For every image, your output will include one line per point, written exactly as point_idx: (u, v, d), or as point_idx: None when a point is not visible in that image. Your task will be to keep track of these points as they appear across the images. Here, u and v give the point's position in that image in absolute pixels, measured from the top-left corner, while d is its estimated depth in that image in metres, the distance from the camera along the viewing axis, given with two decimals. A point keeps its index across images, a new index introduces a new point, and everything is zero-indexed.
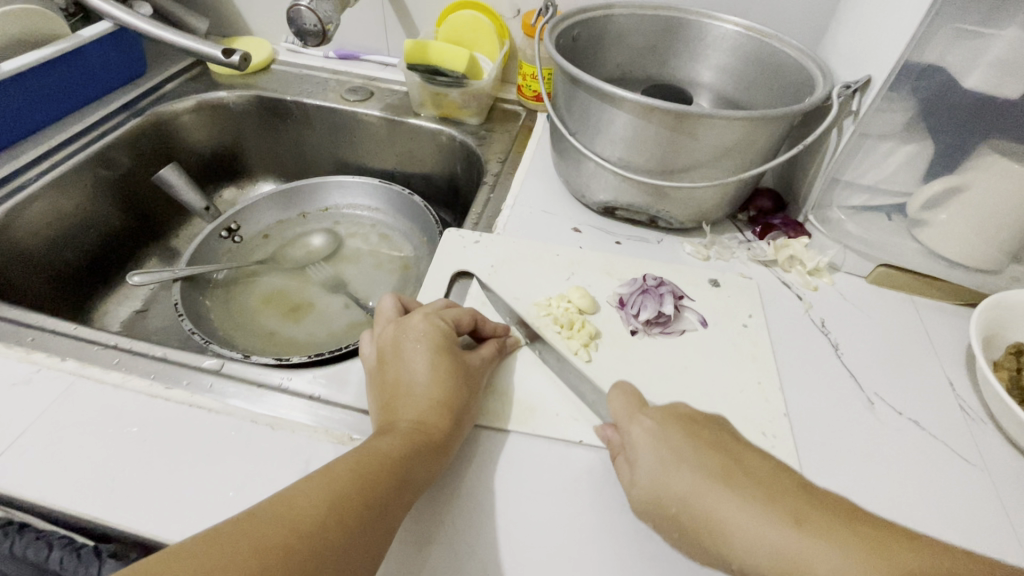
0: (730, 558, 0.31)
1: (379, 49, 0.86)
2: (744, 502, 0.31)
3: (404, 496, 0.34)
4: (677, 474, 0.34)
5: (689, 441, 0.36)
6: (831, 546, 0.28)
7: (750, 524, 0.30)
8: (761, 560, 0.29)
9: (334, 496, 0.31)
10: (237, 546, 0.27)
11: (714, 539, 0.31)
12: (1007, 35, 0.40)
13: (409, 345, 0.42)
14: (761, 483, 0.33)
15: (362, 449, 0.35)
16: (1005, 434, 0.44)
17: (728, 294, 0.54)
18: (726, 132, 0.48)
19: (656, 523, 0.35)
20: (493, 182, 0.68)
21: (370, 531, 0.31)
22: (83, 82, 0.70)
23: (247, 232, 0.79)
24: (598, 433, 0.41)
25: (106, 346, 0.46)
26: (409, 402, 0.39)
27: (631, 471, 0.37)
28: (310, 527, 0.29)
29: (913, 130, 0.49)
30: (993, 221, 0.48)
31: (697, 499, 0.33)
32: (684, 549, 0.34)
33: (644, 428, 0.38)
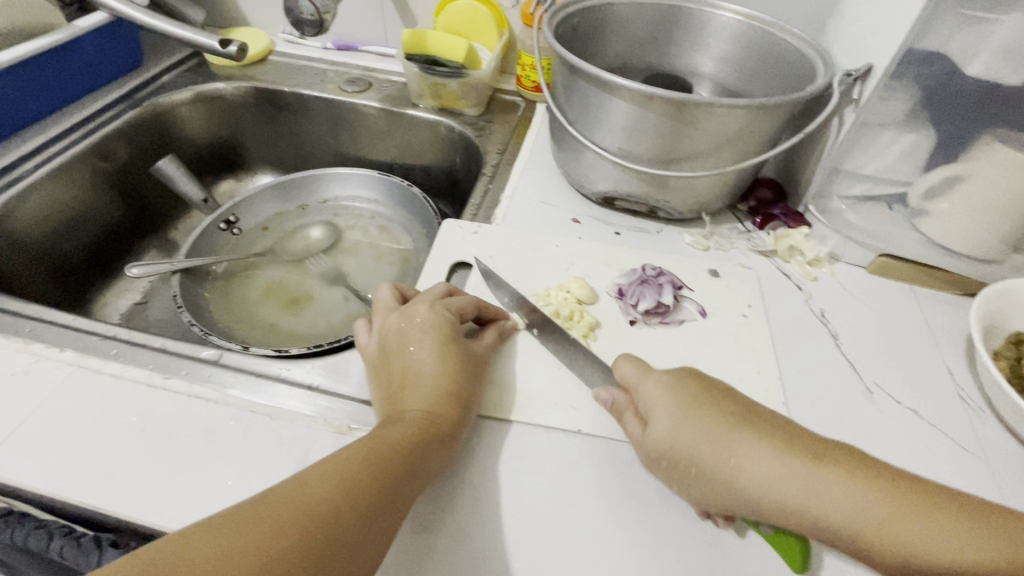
0: (749, 491, 0.33)
1: (377, 39, 0.86)
2: (766, 444, 0.34)
3: (415, 482, 0.34)
4: (697, 422, 0.36)
5: (704, 394, 0.38)
6: (845, 480, 0.31)
7: (770, 460, 0.33)
8: (783, 490, 0.32)
9: (346, 481, 0.31)
10: (252, 527, 0.27)
11: (733, 475, 0.34)
12: (1010, 20, 0.40)
13: (413, 335, 0.42)
14: (776, 426, 0.36)
15: (372, 437, 0.35)
16: (1005, 424, 0.44)
17: (728, 284, 0.54)
18: (728, 121, 0.48)
19: (669, 471, 0.36)
20: (492, 173, 0.67)
21: (381, 517, 0.31)
22: (80, 73, 0.70)
23: (246, 224, 0.79)
24: (596, 398, 0.41)
25: (104, 337, 0.46)
26: (415, 391, 0.39)
27: (640, 427, 0.38)
28: (324, 512, 0.29)
29: (916, 118, 0.49)
30: (995, 211, 0.47)
31: (719, 445, 0.35)
32: (696, 493, 0.35)
33: (660, 383, 0.39)
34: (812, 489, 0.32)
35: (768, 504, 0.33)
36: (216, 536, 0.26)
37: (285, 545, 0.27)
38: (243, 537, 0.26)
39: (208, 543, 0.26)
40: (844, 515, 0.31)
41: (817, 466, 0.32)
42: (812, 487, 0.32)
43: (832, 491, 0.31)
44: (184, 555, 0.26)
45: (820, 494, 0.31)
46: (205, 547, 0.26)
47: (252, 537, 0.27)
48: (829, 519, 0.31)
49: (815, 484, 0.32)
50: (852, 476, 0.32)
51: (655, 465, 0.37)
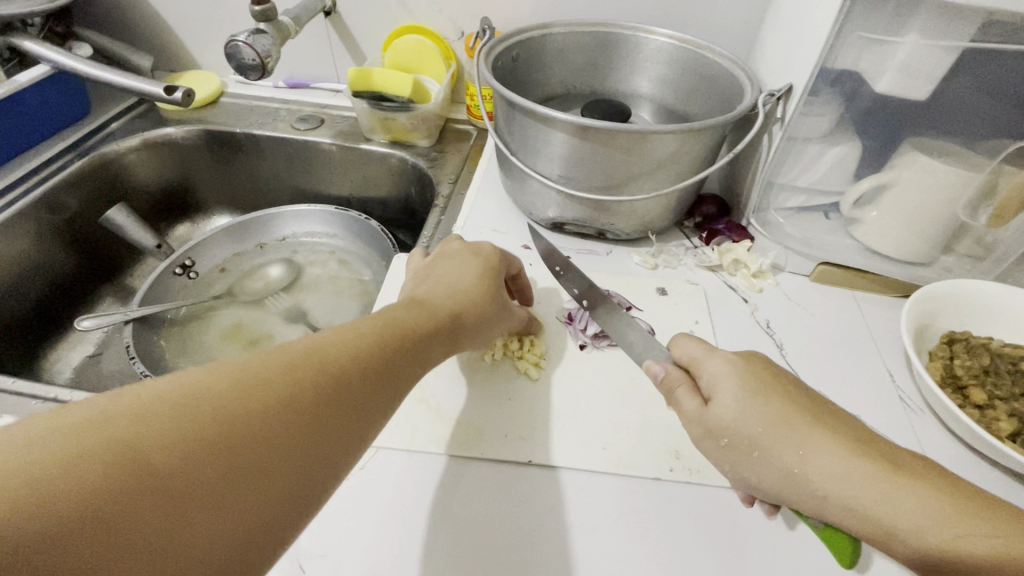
0: (814, 483, 0.31)
1: (328, 76, 0.86)
2: (839, 444, 0.32)
3: (416, 367, 0.35)
4: (766, 406, 0.34)
5: (776, 382, 0.36)
6: (919, 490, 0.29)
7: (842, 462, 0.31)
8: (855, 490, 0.30)
9: (371, 342, 0.32)
10: (276, 366, 0.27)
11: (800, 465, 0.32)
12: (909, 41, 0.42)
13: (459, 257, 0.45)
14: (850, 428, 0.34)
15: (388, 315, 0.35)
16: (943, 423, 0.45)
17: (676, 301, 0.55)
18: (662, 146, 0.50)
19: (727, 450, 0.35)
20: (445, 204, 0.68)
21: (398, 383, 0.32)
22: (23, 127, 0.69)
23: (203, 267, 0.78)
24: (646, 371, 0.40)
25: (45, 399, 0.45)
26: (440, 291, 0.41)
27: (700, 404, 0.37)
28: (349, 363, 0.30)
29: (839, 133, 0.51)
30: (918, 216, 0.50)
31: (786, 432, 0.33)
32: (755, 474, 0.34)
33: (725, 360, 0.37)
34: (885, 495, 0.29)
35: (834, 499, 0.31)
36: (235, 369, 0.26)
37: (310, 382, 0.27)
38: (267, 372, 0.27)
39: (238, 369, 0.26)
40: (912, 524, 0.28)
41: (890, 472, 0.30)
42: (882, 495, 0.29)
43: (907, 500, 0.29)
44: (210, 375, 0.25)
45: (894, 500, 0.29)
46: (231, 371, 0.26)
47: (276, 370, 0.27)
48: (897, 528, 0.29)
49: (887, 492, 0.29)
50: (930, 490, 0.29)
51: (713, 446, 0.36)
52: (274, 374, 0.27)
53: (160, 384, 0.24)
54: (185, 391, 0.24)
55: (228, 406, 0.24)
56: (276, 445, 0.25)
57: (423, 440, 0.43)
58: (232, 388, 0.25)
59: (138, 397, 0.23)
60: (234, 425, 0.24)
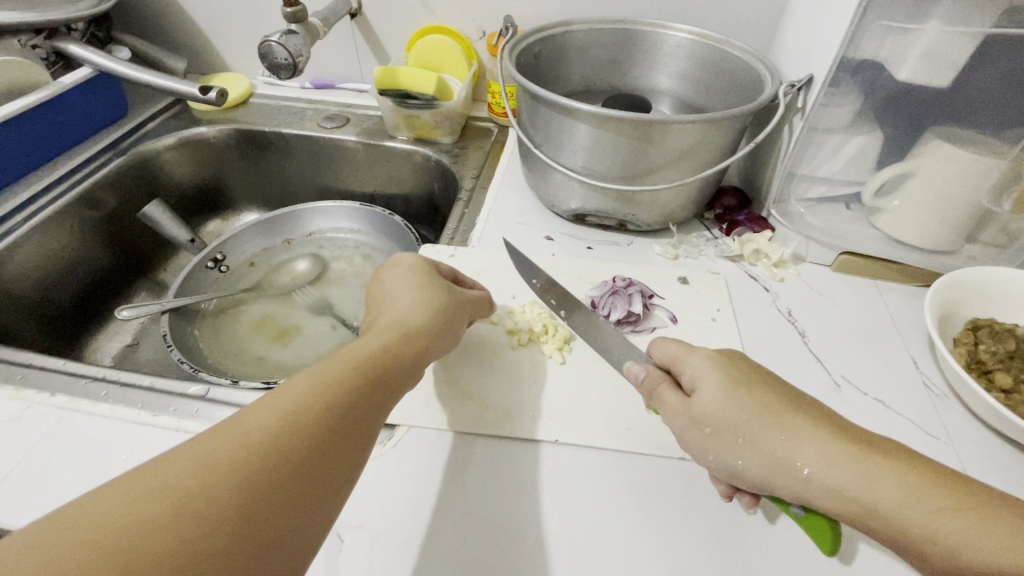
0: (800, 466, 0.32)
1: (353, 76, 0.89)
2: (820, 431, 0.33)
3: (380, 403, 0.35)
4: (748, 397, 0.35)
5: (753, 374, 0.37)
6: (895, 470, 0.30)
7: (824, 448, 0.32)
8: (838, 472, 0.31)
9: (334, 377, 0.33)
10: (244, 432, 0.29)
11: (785, 451, 0.33)
12: (930, 29, 0.43)
13: (397, 278, 0.45)
14: (827, 415, 0.35)
15: (333, 358, 0.35)
16: (968, 407, 0.46)
17: (698, 290, 0.56)
18: (683, 136, 0.50)
19: (711, 439, 0.35)
20: (467, 198, 0.70)
21: (372, 412, 0.34)
22: (67, 127, 0.72)
23: (233, 261, 0.80)
24: (628, 373, 0.41)
25: (94, 380, 0.47)
26: (393, 312, 0.42)
27: (683, 397, 0.37)
28: (318, 408, 0.31)
29: (860, 122, 0.51)
30: (941, 205, 0.50)
31: (764, 422, 0.34)
32: (738, 460, 0.34)
33: (704, 355, 0.38)
34: (866, 474, 0.30)
35: (820, 483, 0.31)
36: (204, 446, 0.28)
37: (278, 448, 0.29)
38: (234, 441, 0.28)
39: (208, 444, 0.28)
40: (891, 502, 0.29)
41: (866, 452, 0.31)
42: (865, 474, 0.30)
43: (884, 479, 0.30)
44: (182, 462, 0.27)
45: (872, 479, 0.30)
46: (203, 448, 0.27)
47: (237, 448, 0.28)
48: (880, 506, 0.30)
49: (866, 470, 0.30)
50: (906, 469, 0.30)
51: (697, 435, 0.36)
52: (242, 441, 0.28)
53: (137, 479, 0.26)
54: (163, 480, 0.26)
55: (212, 480, 0.26)
56: (262, 513, 0.27)
57: (452, 420, 0.44)
58: (187, 478, 0.26)
59: (104, 510, 0.24)
60: (222, 493, 0.26)
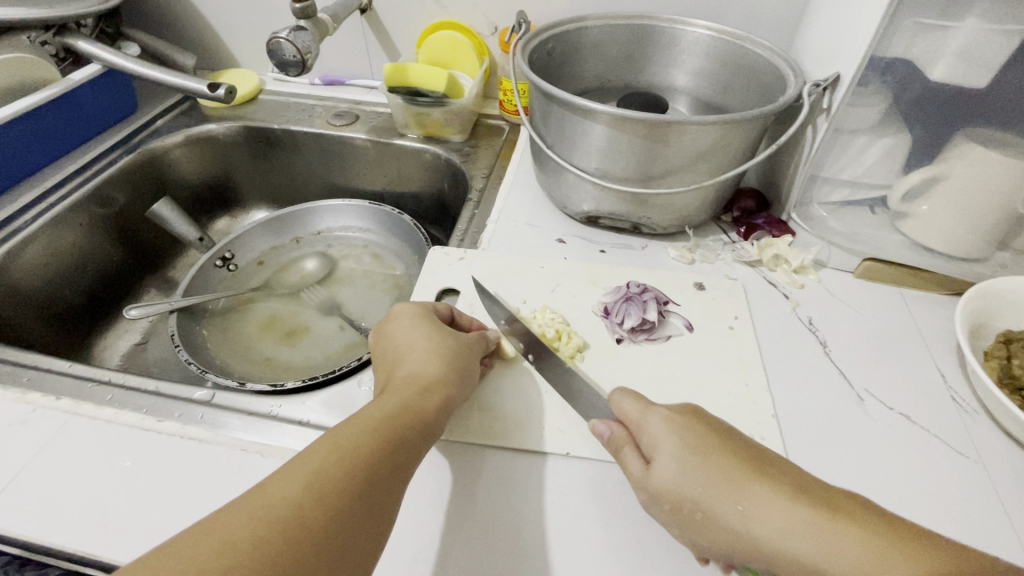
0: (760, 539, 0.31)
1: (363, 72, 0.88)
2: (776, 496, 0.32)
3: (403, 458, 0.34)
4: (704, 464, 0.34)
5: (713, 436, 0.36)
6: (859, 539, 0.28)
7: (782, 516, 0.31)
8: (799, 546, 0.29)
9: (355, 438, 0.33)
10: (268, 504, 0.28)
11: (744, 522, 0.31)
12: (966, 26, 0.40)
13: (401, 327, 0.44)
14: (785, 474, 0.33)
15: (353, 418, 0.35)
16: (998, 423, 0.44)
17: (714, 296, 0.54)
18: (700, 137, 0.49)
19: (672, 516, 0.34)
20: (478, 198, 0.68)
21: (394, 473, 0.33)
22: (76, 124, 0.72)
23: (242, 260, 0.80)
24: (592, 431, 0.40)
25: (99, 382, 0.47)
26: (408, 366, 0.40)
27: (642, 466, 0.36)
28: (341, 475, 0.31)
29: (887, 124, 0.49)
30: (973, 210, 0.48)
31: (722, 492, 0.33)
32: (703, 539, 0.33)
33: (662, 418, 0.37)
34: (828, 545, 0.29)
35: (781, 556, 0.30)
36: (226, 522, 0.27)
37: (305, 517, 0.28)
38: (264, 511, 0.28)
39: (231, 519, 0.27)
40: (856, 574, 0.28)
41: (827, 520, 0.30)
42: (830, 546, 0.29)
43: (850, 550, 0.28)
44: (208, 538, 0.27)
45: (836, 550, 0.28)
46: (225, 524, 0.27)
47: (267, 516, 0.28)
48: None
49: (829, 540, 0.29)
50: (870, 537, 0.28)
51: (659, 509, 0.35)
52: (266, 514, 0.28)
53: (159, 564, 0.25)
54: (183, 562, 0.25)
55: (233, 559, 0.26)
56: None
57: (461, 429, 0.43)
58: (216, 555, 0.26)
59: None
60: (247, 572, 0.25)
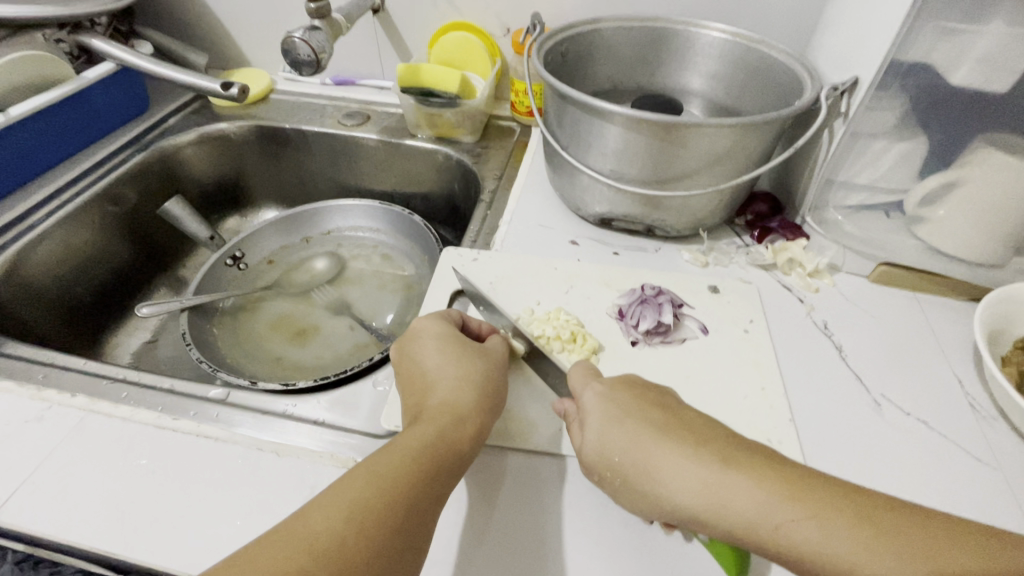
0: (667, 498, 0.32)
1: (374, 73, 0.88)
2: (681, 453, 0.33)
3: (439, 486, 0.34)
4: (625, 429, 0.36)
5: (638, 404, 0.37)
6: (750, 484, 0.30)
7: (682, 471, 0.32)
8: (696, 500, 0.31)
9: (391, 468, 0.33)
10: (309, 537, 0.28)
11: (654, 484, 0.33)
12: (990, 31, 0.40)
13: (426, 347, 0.43)
14: (691, 429, 0.35)
15: (388, 447, 0.35)
16: (1017, 430, 0.43)
17: (729, 299, 0.54)
18: (717, 140, 0.49)
19: (603, 481, 0.36)
20: (490, 199, 0.68)
21: (431, 503, 0.33)
22: (89, 123, 0.72)
23: (252, 259, 0.80)
24: (554, 410, 0.41)
25: (114, 380, 0.47)
26: (438, 391, 0.40)
27: (581, 434, 0.38)
28: (381, 507, 0.30)
29: (906, 128, 0.49)
30: (993, 216, 0.47)
31: (640, 454, 0.34)
32: (633, 505, 0.35)
33: (597, 392, 0.39)
34: (717, 495, 0.31)
35: (686, 512, 0.32)
36: (268, 553, 0.27)
37: (347, 551, 0.28)
38: (305, 544, 0.28)
39: (274, 552, 0.27)
40: (747, 518, 0.30)
41: (726, 470, 0.31)
42: (719, 496, 0.31)
43: (735, 498, 0.30)
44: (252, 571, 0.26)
45: (725, 501, 0.30)
46: (269, 554, 0.27)
47: (309, 548, 0.28)
48: (736, 526, 0.30)
49: (721, 491, 0.31)
50: (762, 480, 0.30)
51: (593, 478, 0.37)
52: (312, 545, 0.28)
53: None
54: None
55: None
56: None
57: None
58: None
59: None
60: None
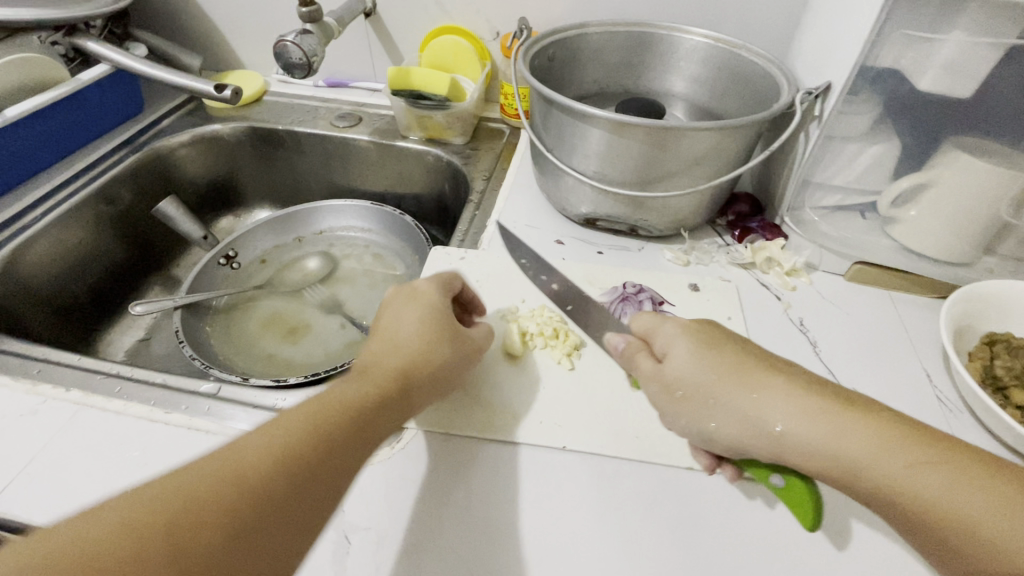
0: (772, 425, 0.34)
1: (366, 75, 0.89)
2: (791, 391, 0.35)
3: (367, 441, 0.35)
4: (719, 360, 0.38)
5: (729, 345, 0.39)
6: (868, 426, 0.32)
7: (792, 406, 0.34)
8: (810, 430, 0.33)
9: (323, 416, 0.34)
10: (231, 464, 0.30)
11: (757, 411, 0.35)
12: (953, 39, 0.42)
13: (404, 307, 0.44)
14: (799, 374, 0.37)
15: (327, 395, 0.36)
16: (981, 422, 0.45)
17: (708, 297, 0.55)
18: (697, 143, 0.50)
19: (682, 402, 0.38)
20: (478, 199, 0.70)
21: (355, 455, 0.34)
22: (83, 123, 0.73)
23: (245, 258, 0.81)
24: (608, 344, 0.44)
25: (107, 375, 0.48)
26: (397, 352, 0.41)
27: (655, 363, 0.41)
28: (304, 449, 0.32)
29: (877, 132, 0.50)
30: (960, 216, 0.49)
31: (736, 388, 0.36)
32: (710, 423, 0.37)
33: (677, 326, 0.41)
34: (832, 430, 0.33)
35: (793, 440, 0.34)
36: (190, 474, 0.29)
37: (260, 484, 0.29)
38: (224, 471, 0.29)
39: (195, 474, 0.29)
40: (864, 455, 0.32)
41: (835, 409, 0.34)
42: (837, 428, 0.33)
43: (852, 432, 0.32)
44: (171, 488, 0.28)
45: (842, 434, 0.32)
46: (189, 474, 0.29)
47: (224, 475, 0.29)
48: (849, 459, 0.32)
49: (836, 427, 0.33)
50: (878, 423, 0.32)
51: (668, 400, 0.39)
52: (225, 478, 0.29)
53: (118, 508, 0.27)
54: (147, 503, 0.27)
55: (184, 517, 0.27)
56: (237, 549, 0.27)
57: (460, 423, 0.44)
58: (170, 505, 0.27)
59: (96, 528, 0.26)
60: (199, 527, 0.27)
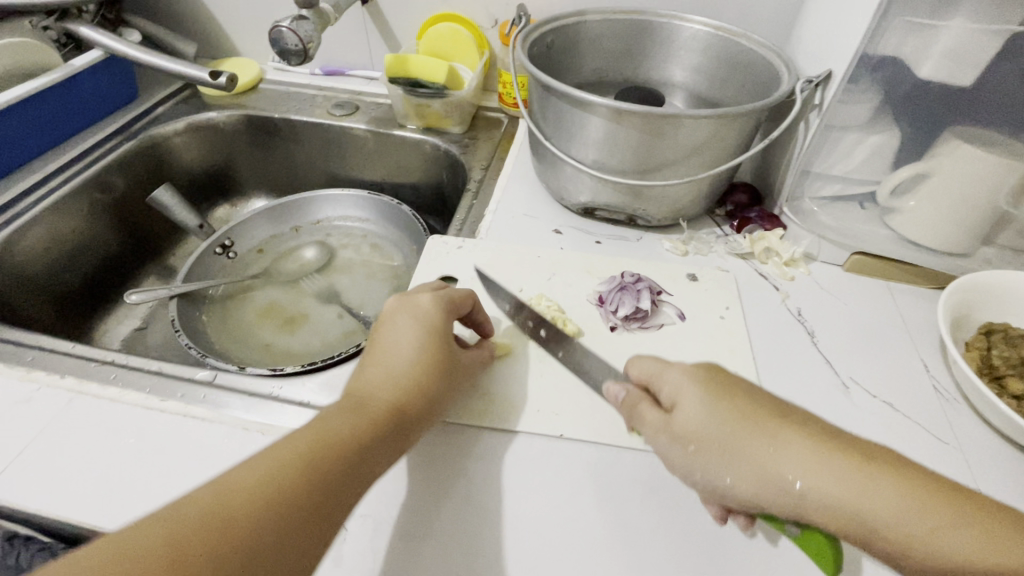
0: (791, 483, 0.31)
1: (363, 63, 0.88)
2: (804, 443, 0.32)
3: (358, 475, 0.34)
4: (728, 410, 0.34)
5: (733, 390, 0.36)
6: (894, 483, 0.29)
7: (810, 461, 0.31)
8: (833, 489, 0.30)
9: (314, 452, 0.33)
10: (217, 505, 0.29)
11: (775, 469, 0.32)
12: (954, 26, 0.42)
13: (402, 323, 0.42)
14: (811, 422, 0.34)
15: (317, 428, 0.35)
16: (977, 412, 0.45)
17: (706, 287, 0.55)
18: (695, 131, 0.50)
19: (696, 455, 0.34)
20: (476, 189, 0.69)
21: (348, 490, 0.33)
22: (76, 110, 0.72)
23: (241, 248, 0.80)
24: (608, 393, 0.42)
25: (103, 362, 0.48)
26: (385, 374, 0.40)
27: (663, 414, 0.37)
28: (295, 484, 0.31)
29: (877, 120, 0.50)
30: (959, 206, 0.49)
31: (746, 443, 0.33)
32: (727, 478, 0.33)
33: (682, 371, 0.38)
34: (858, 489, 0.29)
35: (814, 498, 0.30)
36: (176, 517, 0.28)
37: (248, 521, 0.29)
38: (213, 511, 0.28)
39: (183, 517, 0.28)
40: (892, 520, 0.28)
41: (859, 465, 0.30)
42: (860, 488, 0.29)
43: (881, 490, 0.29)
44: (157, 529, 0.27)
45: (867, 495, 0.29)
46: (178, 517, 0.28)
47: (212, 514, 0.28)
48: (879, 525, 0.29)
49: (862, 484, 0.30)
50: (904, 482, 0.29)
51: (681, 454, 0.35)
52: (211, 521, 0.28)
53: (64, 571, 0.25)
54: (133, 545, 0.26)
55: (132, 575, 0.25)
56: None
57: (459, 411, 0.44)
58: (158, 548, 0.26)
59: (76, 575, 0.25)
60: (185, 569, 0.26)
